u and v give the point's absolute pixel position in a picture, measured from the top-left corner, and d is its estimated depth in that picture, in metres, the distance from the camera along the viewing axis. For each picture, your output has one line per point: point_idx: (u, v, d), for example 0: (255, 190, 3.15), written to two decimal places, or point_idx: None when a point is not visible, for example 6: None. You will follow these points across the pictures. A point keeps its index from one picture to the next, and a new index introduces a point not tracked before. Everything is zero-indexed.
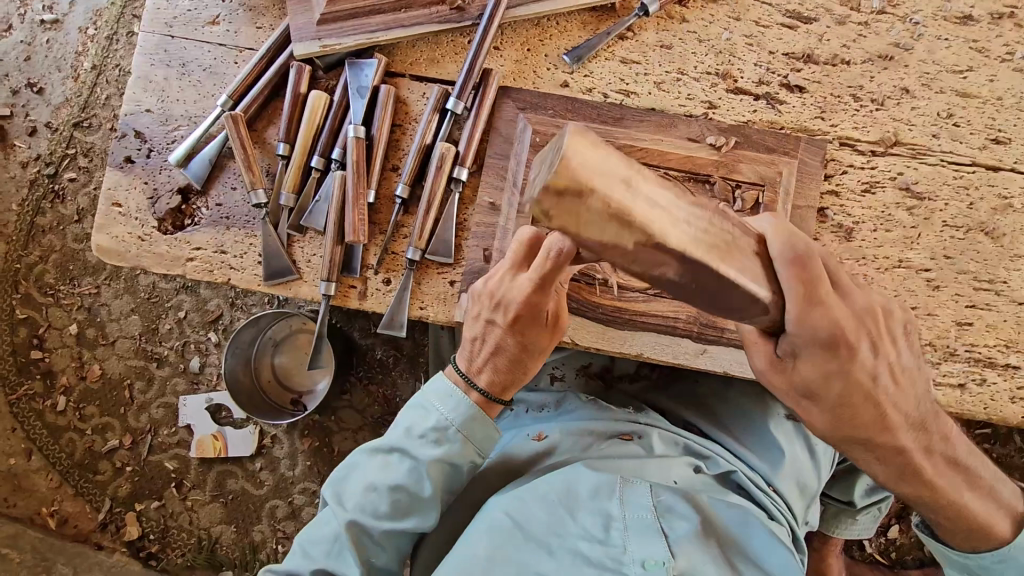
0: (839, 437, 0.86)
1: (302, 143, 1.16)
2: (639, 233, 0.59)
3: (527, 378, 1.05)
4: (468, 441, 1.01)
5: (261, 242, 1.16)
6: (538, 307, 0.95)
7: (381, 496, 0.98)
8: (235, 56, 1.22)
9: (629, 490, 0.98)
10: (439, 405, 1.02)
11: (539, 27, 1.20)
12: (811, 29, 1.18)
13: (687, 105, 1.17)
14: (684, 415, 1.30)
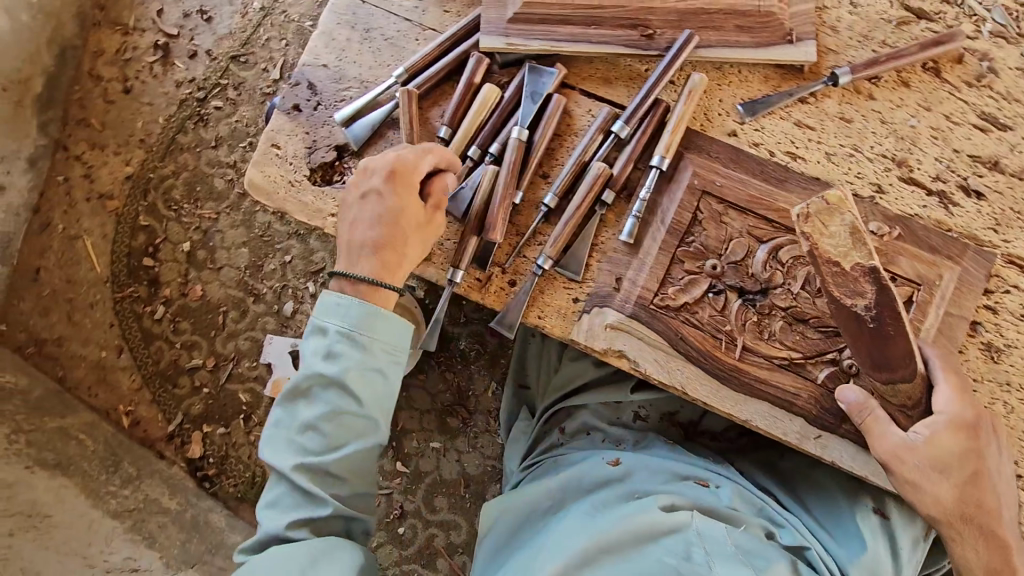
0: (954, 518, 0.99)
1: (465, 131, 1.17)
2: (862, 255, 0.96)
3: (403, 260, 1.08)
4: (375, 344, 1.02)
5: None
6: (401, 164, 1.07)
7: (317, 430, 0.99)
8: (417, 33, 1.26)
9: (706, 523, 0.99)
10: (340, 321, 1.02)
11: (720, 72, 1.19)
12: (1004, 137, 1.13)
13: (856, 183, 1.13)
14: (764, 481, 1.25)
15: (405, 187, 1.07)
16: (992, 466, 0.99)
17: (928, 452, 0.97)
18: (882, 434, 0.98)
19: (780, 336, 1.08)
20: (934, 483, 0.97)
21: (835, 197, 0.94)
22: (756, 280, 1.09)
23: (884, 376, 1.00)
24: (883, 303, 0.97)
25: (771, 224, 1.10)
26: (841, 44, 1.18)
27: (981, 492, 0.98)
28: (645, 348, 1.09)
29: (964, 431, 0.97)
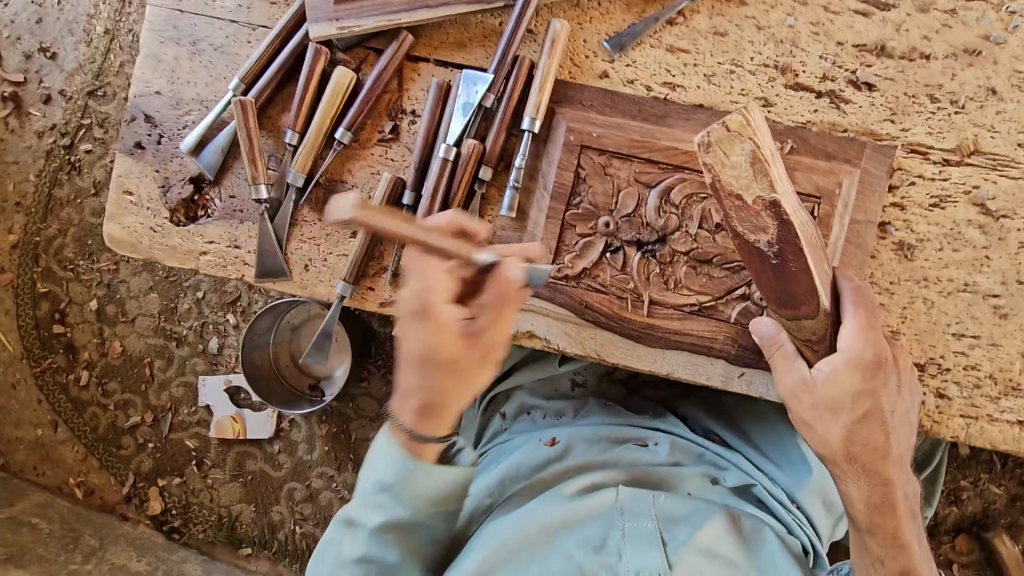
0: (840, 456, 0.94)
1: (314, 132, 1.07)
2: (765, 187, 0.82)
3: (455, 409, 0.79)
4: (422, 500, 0.84)
5: (258, 236, 1.11)
6: (426, 293, 0.75)
7: (354, 570, 0.88)
8: (248, 35, 1.12)
9: (630, 496, 1.02)
10: (382, 467, 0.83)
11: (578, 9, 1.08)
12: (888, 17, 1.04)
13: (740, 102, 1.05)
14: (708, 424, 1.27)
15: (448, 319, 0.75)
16: (889, 405, 0.93)
17: (824, 391, 0.91)
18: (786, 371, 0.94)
19: (687, 281, 1.03)
20: (829, 422, 0.92)
21: (737, 122, 0.80)
22: (652, 230, 1.03)
23: (789, 312, 0.91)
24: (785, 238, 0.84)
25: (659, 165, 1.03)
26: None
27: (873, 431, 0.92)
28: (554, 324, 1.05)
29: (867, 370, 0.90)
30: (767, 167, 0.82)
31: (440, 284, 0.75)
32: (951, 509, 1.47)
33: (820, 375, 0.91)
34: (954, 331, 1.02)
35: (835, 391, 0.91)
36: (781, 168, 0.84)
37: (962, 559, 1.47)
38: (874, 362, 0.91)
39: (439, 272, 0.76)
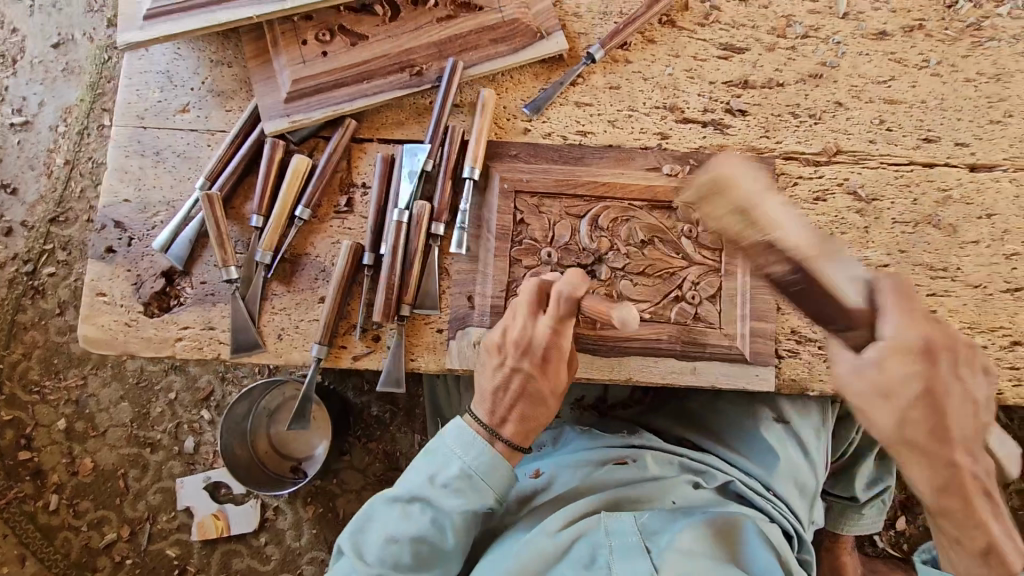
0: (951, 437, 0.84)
1: (278, 215, 1.19)
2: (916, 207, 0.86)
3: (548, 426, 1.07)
4: (489, 488, 1.00)
5: (230, 314, 1.18)
6: (556, 332, 1.02)
7: (402, 549, 0.96)
8: (208, 139, 1.26)
9: (614, 518, 1.05)
10: (463, 452, 1.00)
11: (494, 83, 1.26)
12: (745, 58, 1.27)
13: (642, 138, 1.24)
14: (680, 432, 1.33)
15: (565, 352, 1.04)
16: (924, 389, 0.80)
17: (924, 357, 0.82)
18: (874, 385, 0.80)
19: (628, 292, 1.15)
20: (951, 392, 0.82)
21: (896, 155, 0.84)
22: (589, 252, 1.17)
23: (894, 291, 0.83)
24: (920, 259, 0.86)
25: (584, 199, 1.19)
26: (587, 25, 1.28)
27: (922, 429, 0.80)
28: None
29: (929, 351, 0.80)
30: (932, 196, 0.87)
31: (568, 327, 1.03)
32: None
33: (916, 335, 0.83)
34: None
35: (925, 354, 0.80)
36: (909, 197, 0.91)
37: None
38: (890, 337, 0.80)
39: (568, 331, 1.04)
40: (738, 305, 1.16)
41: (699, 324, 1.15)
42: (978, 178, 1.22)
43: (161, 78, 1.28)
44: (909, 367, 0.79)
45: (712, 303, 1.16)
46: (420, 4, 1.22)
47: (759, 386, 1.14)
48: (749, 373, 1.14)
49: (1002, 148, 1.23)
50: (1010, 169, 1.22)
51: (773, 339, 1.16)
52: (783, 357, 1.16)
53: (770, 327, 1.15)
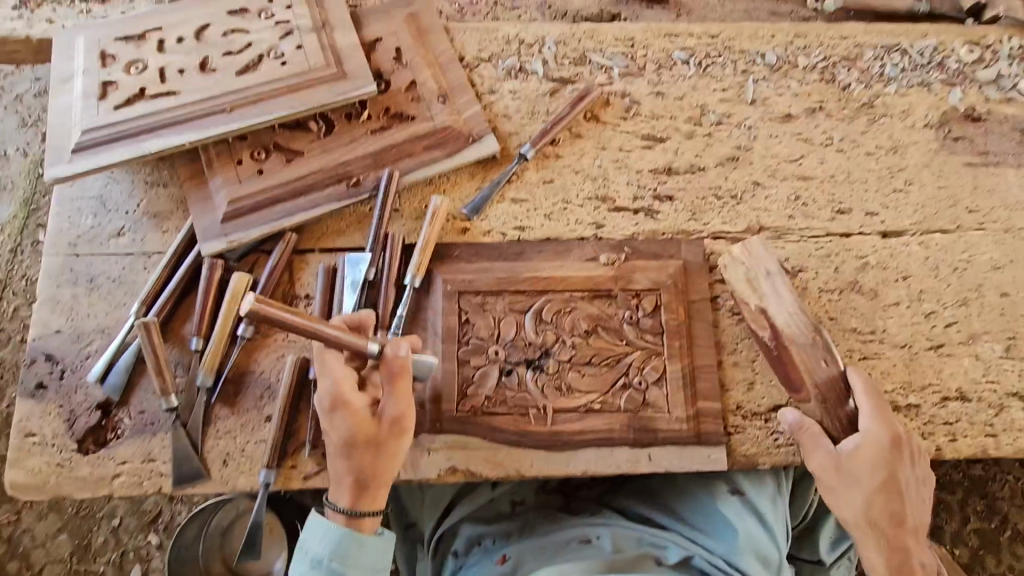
0: (871, 523, 1.08)
1: (219, 335, 1.17)
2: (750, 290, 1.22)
3: (363, 477, 1.05)
4: (351, 566, 1.05)
5: (171, 443, 1.14)
6: (337, 389, 1.04)
7: None
8: (144, 262, 1.24)
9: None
10: (315, 543, 1.05)
11: (432, 186, 1.29)
12: (667, 146, 1.35)
13: (578, 229, 1.29)
14: (643, 510, 1.32)
15: (356, 406, 1.04)
16: (907, 480, 1.10)
17: (853, 458, 1.10)
18: (849, 475, 1.09)
19: (576, 384, 1.17)
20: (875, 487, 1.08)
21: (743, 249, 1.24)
22: (535, 347, 1.19)
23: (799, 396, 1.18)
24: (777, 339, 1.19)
25: (526, 294, 1.22)
26: (516, 125, 1.35)
27: (894, 500, 1.08)
28: (473, 455, 1.14)
29: (892, 447, 1.10)
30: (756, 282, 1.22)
31: (347, 379, 1.05)
32: None
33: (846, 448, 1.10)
34: None
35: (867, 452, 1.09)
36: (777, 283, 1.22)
37: None
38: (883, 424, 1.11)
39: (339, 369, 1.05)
40: (684, 387, 1.18)
41: (648, 409, 1.17)
42: (891, 244, 1.31)
43: (94, 204, 1.26)
44: (889, 454, 1.09)
45: (659, 387, 1.18)
46: (354, 118, 1.27)
47: (714, 466, 1.16)
48: (702, 454, 1.16)
49: (907, 214, 1.33)
50: (917, 234, 1.32)
51: (720, 417, 1.19)
52: (733, 434, 1.19)
53: (715, 405, 1.19)
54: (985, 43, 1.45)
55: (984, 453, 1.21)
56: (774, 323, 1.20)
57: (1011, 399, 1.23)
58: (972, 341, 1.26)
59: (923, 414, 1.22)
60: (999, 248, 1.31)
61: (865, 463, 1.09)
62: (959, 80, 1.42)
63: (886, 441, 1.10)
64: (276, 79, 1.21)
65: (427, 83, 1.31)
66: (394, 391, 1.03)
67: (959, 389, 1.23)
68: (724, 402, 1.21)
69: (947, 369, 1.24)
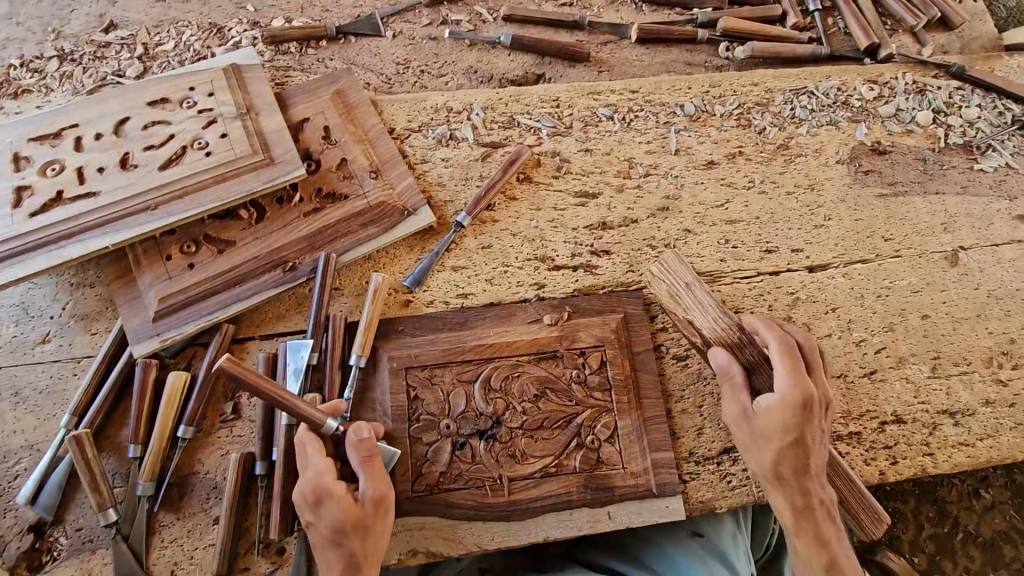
0: (778, 476, 1.09)
1: (157, 439, 1.12)
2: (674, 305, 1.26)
3: (355, 562, 0.99)
4: None
5: (112, 560, 1.08)
6: (318, 479, 1.00)
7: None
8: (73, 368, 1.19)
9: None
10: None
11: (371, 261, 1.29)
12: (599, 202, 1.39)
13: (520, 291, 1.30)
14: (611, 562, 1.33)
15: (338, 493, 1.00)
16: (816, 434, 1.08)
17: (763, 418, 1.10)
18: (757, 432, 1.11)
19: (530, 450, 1.17)
20: (784, 444, 1.07)
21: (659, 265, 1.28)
22: (486, 416, 1.19)
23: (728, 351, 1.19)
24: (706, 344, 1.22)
25: (473, 363, 1.22)
26: (452, 193, 1.37)
27: (802, 455, 1.08)
28: (433, 535, 1.12)
29: (801, 407, 1.07)
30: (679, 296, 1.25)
31: (326, 466, 1.02)
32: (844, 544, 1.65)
33: (758, 408, 1.11)
34: None
35: (779, 414, 1.07)
36: (698, 292, 1.24)
37: None
38: (794, 383, 1.08)
39: (313, 459, 1.03)
40: (636, 440, 1.20)
41: (603, 467, 1.18)
42: (817, 278, 1.37)
43: (16, 312, 1.22)
44: (799, 415, 1.07)
45: (612, 443, 1.20)
46: (286, 202, 1.27)
47: (672, 517, 1.18)
48: (660, 506, 1.18)
49: (829, 248, 1.40)
50: (840, 266, 1.39)
51: (674, 467, 1.21)
52: (687, 482, 1.21)
53: (668, 455, 1.20)
54: (882, 82, 1.56)
55: (925, 472, 1.26)
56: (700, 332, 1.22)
57: (943, 417, 1.30)
58: (901, 364, 1.32)
59: (865, 440, 1.27)
60: (916, 273, 1.39)
61: (774, 422, 1.08)
62: (863, 117, 1.52)
63: (792, 399, 1.07)
64: (201, 171, 1.20)
65: (358, 160, 1.32)
66: (375, 471, 1.02)
67: (895, 412, 1.29)
68: (676, 450, 1.23)
69: (881, 394, 1.30)
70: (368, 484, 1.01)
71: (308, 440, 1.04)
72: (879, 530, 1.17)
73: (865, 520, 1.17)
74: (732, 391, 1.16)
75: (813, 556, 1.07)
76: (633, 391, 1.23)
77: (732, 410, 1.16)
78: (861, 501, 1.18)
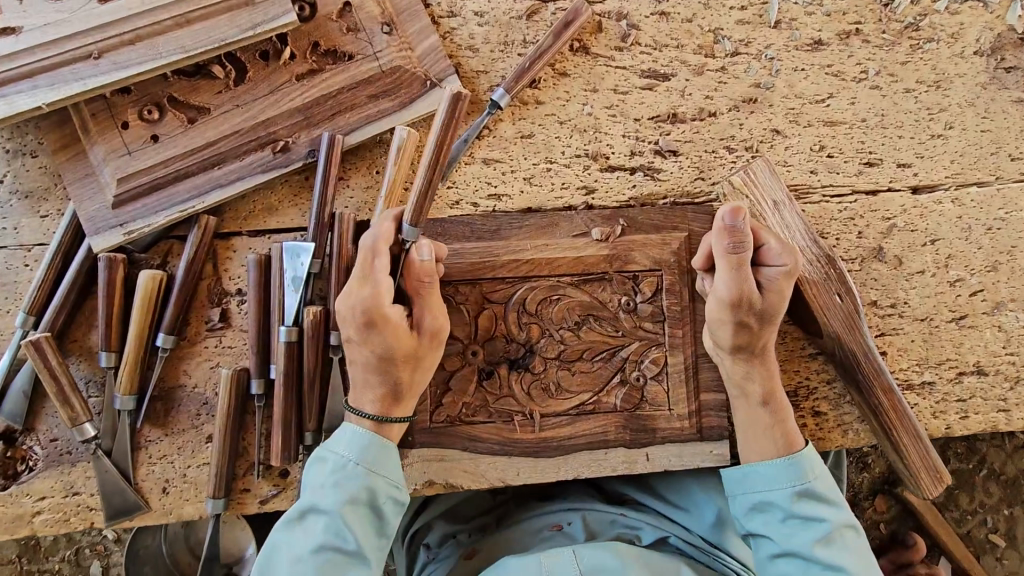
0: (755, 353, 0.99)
1: (132, 348, 0.96)
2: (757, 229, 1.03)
3: (403, 385, 0.90)
4: (377, 475, 0.88)
5: (96, 476, 0.97)
6: (375, 301, 0.85)
7: (311, 563, 0.83)
8: (23, 257, 0.98)
9: (555, 563, 0.98)
10: (347, 450, 0.89)
11: (383, 145, 1.03)
12: (671, 86, 1.10)
13: (564, 196, 1.07)
14: (620, 487, 1.21)
15: (395, 321, 0.86)
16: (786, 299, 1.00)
17: (777, 293, 0.95)
18: (766, 308, 0.95)
19: (566, 384, 1.03)
20: (775, 316, 0.97)
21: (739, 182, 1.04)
22: (517, 344, 1.03)
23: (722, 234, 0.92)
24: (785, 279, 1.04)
25: (505, 281, 1.03)
26: (486, 60, 1.06)
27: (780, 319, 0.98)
28: (452, 469, 1.01)
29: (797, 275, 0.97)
30: (764, 219, 1.03)
31: (386, 287, 0.86)
32: (864, 473, 1.60)
33: (771, 280, 0.95)
34: (807, 352, 1.11)
35: (785, 289, 0.96)
36: (785, 213, 1.03)
37: (885, 516, 1.59)
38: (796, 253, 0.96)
39: (381, 279, 0.86)
40: (686, 381, 1.05)
41: (646, 407, 1.05)
42: (921, 201, 1.14)
43: None
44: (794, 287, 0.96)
45: (658, 381, 1.05)
46: (272, 59, 0.97)
47: (716, 463, 1.05)
48: (705, 451, 1.05)
49: (943, 166, 1.14)
50: (951, 189, 1.14)
51: (725, 411, 1.07)
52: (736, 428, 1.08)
53: (719, 398, 1.06)
54: None
55: (994, 429, 1.14)
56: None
57: None
58: (996, 310, 1.14)
59: (937, 392, 1.13)
60: None
61: (780, 296, 0.96)
62: None
63: (795, 267, 0.95)
64: (154, 7, 0.89)
65: (365, 5, 1.00)
66: (438, 302, 0.91)
67: (977, 363, 1.14)
68: None
69: (967, 342, 1.14)
70: (426, 314, 0.90)
71: (379, 247, 0.86)
72: (935, 490, 1.05)
73: (924, 480, 1.05)
74: (738, 264, 0.92)
75: (776, 427, 1.00)
76: (690, 325, 1.05)
77: (735, 290, 0.93)
78: (923, 456, 1.05)
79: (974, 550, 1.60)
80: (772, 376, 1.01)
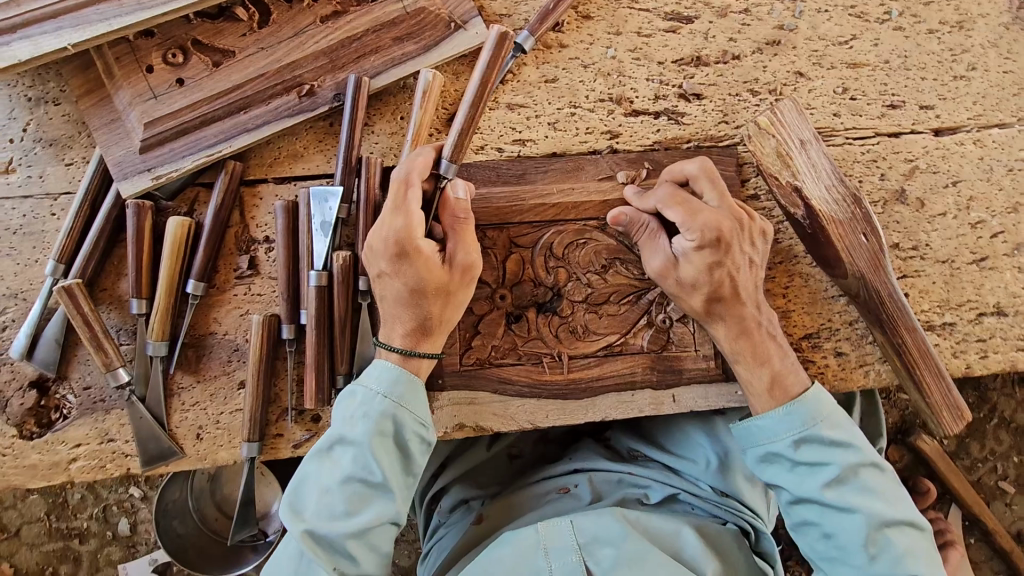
0: (705, 308, 0.97)
1: (161, 295, 0.95)
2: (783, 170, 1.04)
3: (428, 320, 0.91)
4: (406, 408, 0.89)
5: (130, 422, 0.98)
6: (407, 233, 0.85)
7: (340, 493, 0.85)
8: (50, 205, 0.98)
9: (553, 533, 0.96)
10: (377, 384, 0.89)
11: (408, 90, 1.03)
12: (694, 28, 1.09)
13: (589, 140, 1.07)
14: (626, 440, 1.20)
15: (428, 253, 0.87)
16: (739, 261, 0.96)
17: (685, 268, 0.96)
18: (683, 280, 0.97)
19: (593, 327, 1.04)
20: (703, 282, 0.95)
21: (765, 122, 1.03)
22: (544, 288, 1.03)
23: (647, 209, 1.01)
24: (811, 219, 1.03)
25: (533, 225, 1.03)
26: (509, 4, 1.05)
27: (725, 279, 0.95)
28: (483, 412, 1.02)
29: (711, 246, 0.93)
30: (790, 159, 1.03)
31: (418, 220, 0.86)
32: None
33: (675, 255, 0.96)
34: (830, 295, 1.12)
35: (696, 263, 0.94)
36: (812, 152, 1.03)
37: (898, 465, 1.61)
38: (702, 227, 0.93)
39: (415, 212, 0.87)
40: None
41: (672, 349, 1.06)
42: (944, 143, 1.14)
43: None
44: (711, 259, 0.94)
45: (684, 324, 1.06)
46: (295, 2, 0.97)
47: (741, 403, 1.06)
48: (732, 392, 1.06)
49: (965, 107, 1.14)
50: (973, 131, 1.14)
51: None
52: None
53: None
54: None
55: (1013, 368, 1.15)
56: (809, 200, 1.03)
57: None
58: (1017, 252, 1.15)
59: (958, 334, 1.14)
60: None
61: (694, 269, 0.95)
62: None
63: (699, 243, 0.93)
64: None
65: None
66: (470, 242, 0.91)
67: (997, 304, 1.15)
68: None
69: (987, 284, 1.15)
70: (458, 249, 0.90)
71: (412, 179, 0.87)
72: (958, 427, 1.06)
73: (945, 416, 1.06)
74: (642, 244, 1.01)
75: (754, 377, 0.99)
76: None
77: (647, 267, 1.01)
78: (945, 396, 1.06)
79: (986, 497, 1.63)
80: (746, 323, 0.98)
